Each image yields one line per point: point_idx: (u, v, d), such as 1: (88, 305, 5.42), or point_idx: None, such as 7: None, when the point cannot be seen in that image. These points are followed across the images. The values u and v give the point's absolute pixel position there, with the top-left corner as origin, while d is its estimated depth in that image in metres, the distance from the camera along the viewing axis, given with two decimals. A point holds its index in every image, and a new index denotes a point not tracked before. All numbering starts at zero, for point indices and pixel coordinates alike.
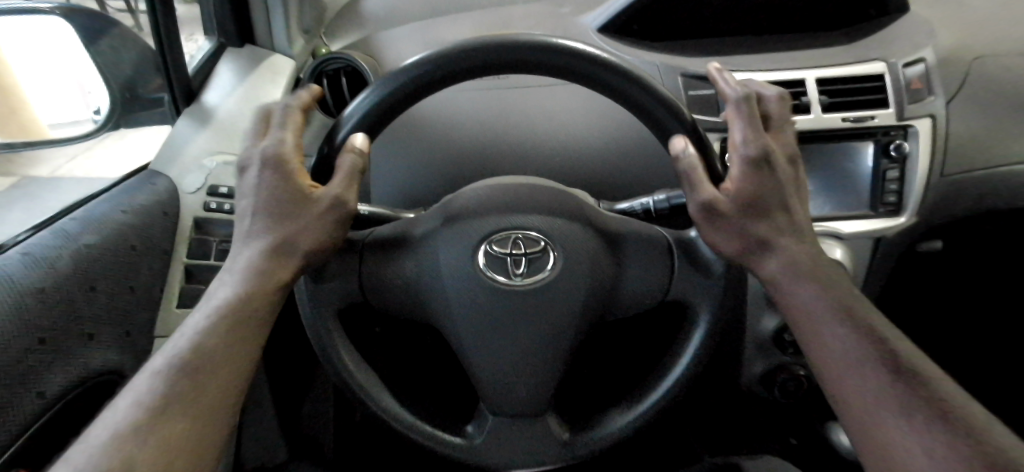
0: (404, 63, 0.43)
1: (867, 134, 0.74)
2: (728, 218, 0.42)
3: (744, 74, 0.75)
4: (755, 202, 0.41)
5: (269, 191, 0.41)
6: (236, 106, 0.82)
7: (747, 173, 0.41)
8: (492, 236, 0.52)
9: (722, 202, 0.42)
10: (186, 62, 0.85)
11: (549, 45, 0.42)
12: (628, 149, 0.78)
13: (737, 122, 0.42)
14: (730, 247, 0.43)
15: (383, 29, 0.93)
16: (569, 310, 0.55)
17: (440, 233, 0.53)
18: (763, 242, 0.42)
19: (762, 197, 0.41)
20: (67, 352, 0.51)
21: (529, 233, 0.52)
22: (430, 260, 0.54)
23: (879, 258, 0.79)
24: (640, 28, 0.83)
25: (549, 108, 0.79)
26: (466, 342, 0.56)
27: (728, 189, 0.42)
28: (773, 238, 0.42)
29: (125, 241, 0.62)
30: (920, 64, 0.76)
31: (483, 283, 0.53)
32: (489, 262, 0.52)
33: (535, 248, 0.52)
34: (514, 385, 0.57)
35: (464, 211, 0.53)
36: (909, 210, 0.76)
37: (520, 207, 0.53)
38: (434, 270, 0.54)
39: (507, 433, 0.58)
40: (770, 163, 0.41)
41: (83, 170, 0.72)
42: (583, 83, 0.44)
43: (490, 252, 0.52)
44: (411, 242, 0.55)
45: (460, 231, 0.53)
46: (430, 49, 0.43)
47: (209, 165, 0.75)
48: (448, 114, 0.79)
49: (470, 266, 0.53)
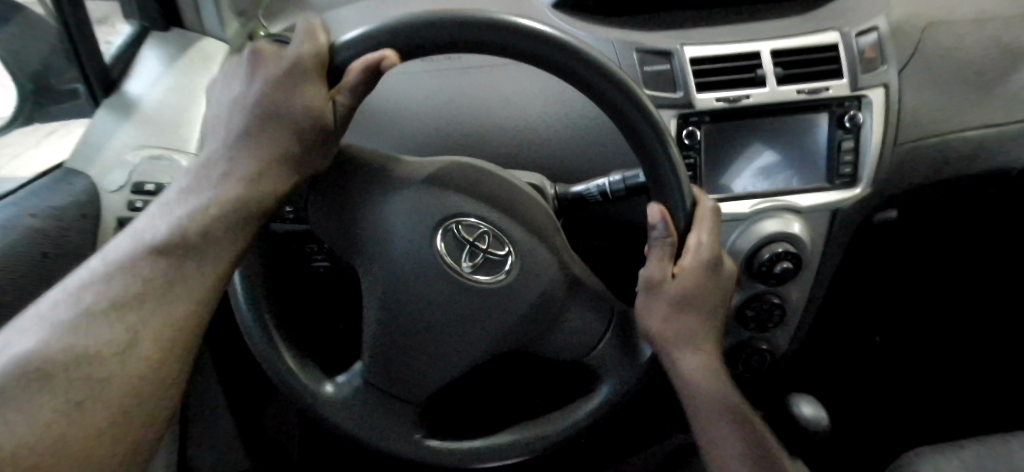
0: (359, 32, 0.39)
1: (822, 106, 0.73)
2: (662, 293, 0.48)
3: (700, 48, 0.73)
4: (686, 296, 0.48)
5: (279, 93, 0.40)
6: (161, 96, 0.76)
7: (697, 269, 0.47)
8: (460, 224, 0.49)
9: (670, 283, 0.47)
10: (102, 51, 0.79)
11: (503, 23, 0.39)
12: (583, 130, 0.75)
13: (704, 221, 0.47)
14: (653, 316, 0.49)
15: (325, 9, 0.87)
16: (522, 304, 0.52)
17: (415, 191, 0.49)
18: (683, 335, 0.50)
19: (696, 294, 0.48)
20: None
21: (497, 230, 0.49)
22: (392, 213, 0.49)
23: (835, 231, 0.78)
24: (596, 2, 0.80)
25: (502, 88, 0.75)
26: (410, 338, 0.53)
27: (679, 274, 0.47)
28: (693, 329, 0.50)
29: (37, 247, 0.58)
30: (873, 33, 0.75)
31: (442, 270, 0.49)
32: (450, 252, 0.49)
33: (498, 247, 0.50)
34: (430, 376, 0.55)
35: (446, 178, 0.49)
36: (865, 181, 0.76)
37: (483, 194, 0.50)
38: (391, 227, 0.49)
39: (383, 418, 0.55)
40: (713, 269, 0.48)
41: (24, 170, 0.69)
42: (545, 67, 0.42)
43: (451, 240, 0.49)
44: (390, 182, 0.49)
45: (431, 199, 0.49)
46: (381, 20, 0.39)
47: (134, 161, 0.69)
48: (422, 93, 0.75)
49: (429, 254, 0.49)
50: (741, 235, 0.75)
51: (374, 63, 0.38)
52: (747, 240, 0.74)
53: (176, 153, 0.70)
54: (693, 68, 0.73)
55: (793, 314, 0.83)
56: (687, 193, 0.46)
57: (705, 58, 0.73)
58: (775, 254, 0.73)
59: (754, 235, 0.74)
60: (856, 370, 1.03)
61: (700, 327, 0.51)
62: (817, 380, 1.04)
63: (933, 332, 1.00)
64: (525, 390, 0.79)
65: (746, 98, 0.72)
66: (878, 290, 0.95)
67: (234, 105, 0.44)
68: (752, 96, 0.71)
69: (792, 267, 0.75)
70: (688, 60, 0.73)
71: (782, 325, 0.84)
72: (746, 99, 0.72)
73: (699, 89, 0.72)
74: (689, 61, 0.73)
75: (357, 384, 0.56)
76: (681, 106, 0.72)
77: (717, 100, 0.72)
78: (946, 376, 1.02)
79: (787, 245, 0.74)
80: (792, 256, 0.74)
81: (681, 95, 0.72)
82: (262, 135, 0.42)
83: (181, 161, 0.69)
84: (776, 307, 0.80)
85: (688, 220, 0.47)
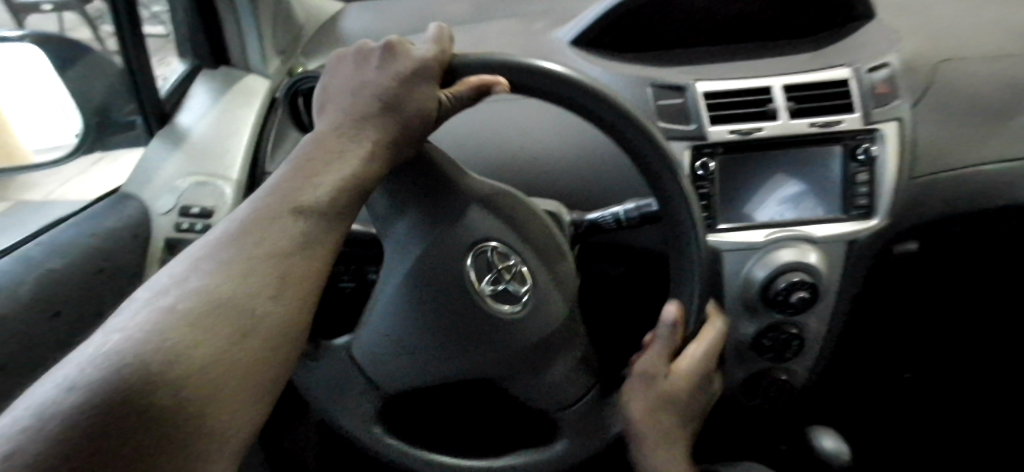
0: (452, 61, 0.43)
1: (836, 139, 0.75)
2: (653, 388, 0.50)
3: (712, 83, 0.76)
4: (673, 397, 0.50)
5: (400, 94, 0.41)
6: (209, 128, 0.83)
7: (690, 374, 0.50)
8: (494, 258, 0.51)
9: (664, 380, 0.50)
10: (158, 86, 0.86)
11: (532, 67, 0.42)
12: (600, 160, 0.78)
13: (705, 336, 0.51)
14: (638, 407, 0.51)
15: None
16: (532, 327, 0.55)
17: (465, 214, 0.50)
18: (661, 433, 0.52)
19: (679, 399, 0.51)
20: (30, 379, 0.52)
21: (525, 269, 0.53)
22: (440, 235, 0.50)
23: (852, 263, 0.78)
24: (612, 40, 0.84)
25: (525, 120, 0.79)
26: (431, 358, 0.55)
27: (673, 373, 0.50)
28: (669, 430, 0.52)
29: (92, 263, 0.62)
30: (885, 69, 0.77)
31: (463, 295, 0.52)
32: (478, 276, 0.52)
33: (519, 275, 0.53)
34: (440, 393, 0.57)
35: (493, 201, 0.52)
36: (880, 213, 0.77)
37: (513, 224, 0.53)
38: (436, 247, 0.50)
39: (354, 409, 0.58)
40: (703, 381, 0.51)
41: (75, 193, 0.74)
42: (583, 116, 0.45)
43: (478, 267, 0.51)
44: (444, 198, 0.50)
45: (478, 224, 0.51)
46: (461, 57, 0.42)
47: (181, 187, 0.75)
48: (469, 127, 0.79)
49: (458, 277, 0.51)
50: (755, 263, 0.76)
51: (488, 85, 0.41)
52: (763, 268, 0.75)
53: (219, 180, 0.76)
54: (706, 101, 0.76)
55: (812, 346, 0.83)
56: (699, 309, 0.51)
57: (717, 93, 0.76)
58: (791, 283, 0.74)
59: (771, 263, 0.75)
60: (878, 405, 1.01)
61: (676, 428, 0.53)
62: (837, 412, 1.03)
63: (961, 367, 0.98)
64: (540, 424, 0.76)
65: (759, 131, 0.74)
66: (903, 323, 0.94)
67: (355, 86, 0.42)
68: (764, 128, 0.74)
69: (808, 297, 0.76)
70: (701, 94, 0.76)
71: (800, 356, 0.84)
72: (758, 132, 0.74)
73: (712, 122, 0.75)
74: (702, 95, 0.76)
75: (346, 360, 0.57)
76: (694, 138, 0.75)
77: (729, 132, 0.74)
78: (951, 428, 1.02)
79: (804, 275, 0.75)
80: (808, 286, 0.75)
81: (694, 127, 0.75)
82: (364, 123, 0.40)
83: (224, 187, 0.75)
84: (793, 337, 0.80)
85: (693, 330, 0.51)
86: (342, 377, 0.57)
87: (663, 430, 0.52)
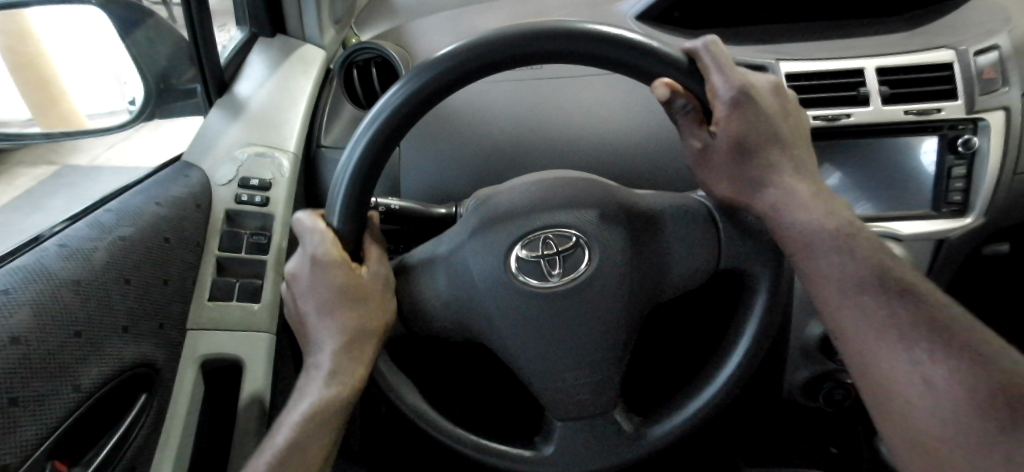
0: (437, 54, 0.40)
1: (933, 127, 0.69)
2: (716, 159, 0.45)
3: (799, 63, 0.70)
4: (742, 143, 0.44)
5: (331, 287, 0.45)
6: (266, 97, 0.81)
7: (731, 117, 0.43)
8: (521, 239, 0.48)
9: (714, 146, 0.45)
10: (219, 53, 0.85)
11: (585, 31, 0.41)
12: (668, 143, 0.75)
13: (709, 66, 0.42)
14: (721, 188, 0.46)
15: (414, 20, 0.90)
16: (608, 316, 0.50)
17: (470, 245, 0.50)
18: (757, 182, 0.45)
19: (750, 138, 0.43)
20: (102, 345, 0.52)
21: (559, 228, 0.48)
22: (463, 276, 0.50)
23: (939, 263, 0.73)
24: (682, 15, 0.78)
25: (585, 98, 0.76)
26: (508, 356, 0.53)
27: (716, 133, 0.44)
28: (766, 177, 0.45)
29: (158, 232, 0.62)
30: (993, 52, 0.70)
31: (514, 286, 0.49)
32: (521, 266, 0.48)
33: (567, 245, 0.48)
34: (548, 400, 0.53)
35: (493, 219, 0.49)
36: (977, 210, 0.71)
37: (551, 203, 0.49)
38: (469, 285, 0.50)
39: (573, 442, 0.54)
40: (751, 100, 0.42)
41: (120, 159, 0.76)
42: (635, 74, 0.43)
43: (521, 256, 0.48)
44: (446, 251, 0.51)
45: (491, 241, 0.49)
46: (462, 39, 0.40)
47: (240, 157, 0.74)
48: (503, 104, 0.76)
49: (502, 271, 0.49)
50: None
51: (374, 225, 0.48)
52: None
53: (277, 151, 0.76)
54: (790, 84, 0.70)
55: None
56: (669, 51, 0.42)
57: (802, 74, 0.70)
58: None
59: None
60: None
61: (772, 163, 0.44)
62: None
63: None
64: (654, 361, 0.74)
65: (847, 117, 0.69)
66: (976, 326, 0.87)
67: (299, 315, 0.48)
68: (853, 114, 0.68)
69: None
70: (784, 75, 0.70)
71: None
72: (846, 118, 0.69)
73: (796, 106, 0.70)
74: (786, 76, 0.70)
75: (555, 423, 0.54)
76: None
77: (814, 118, 0.69)
78: None
79: None
80: None
81: None
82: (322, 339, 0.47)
83: (283, 160, 0.75)
84: None
85: (695, 78, 0.43)
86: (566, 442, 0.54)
87: (752, 183, 0.45)
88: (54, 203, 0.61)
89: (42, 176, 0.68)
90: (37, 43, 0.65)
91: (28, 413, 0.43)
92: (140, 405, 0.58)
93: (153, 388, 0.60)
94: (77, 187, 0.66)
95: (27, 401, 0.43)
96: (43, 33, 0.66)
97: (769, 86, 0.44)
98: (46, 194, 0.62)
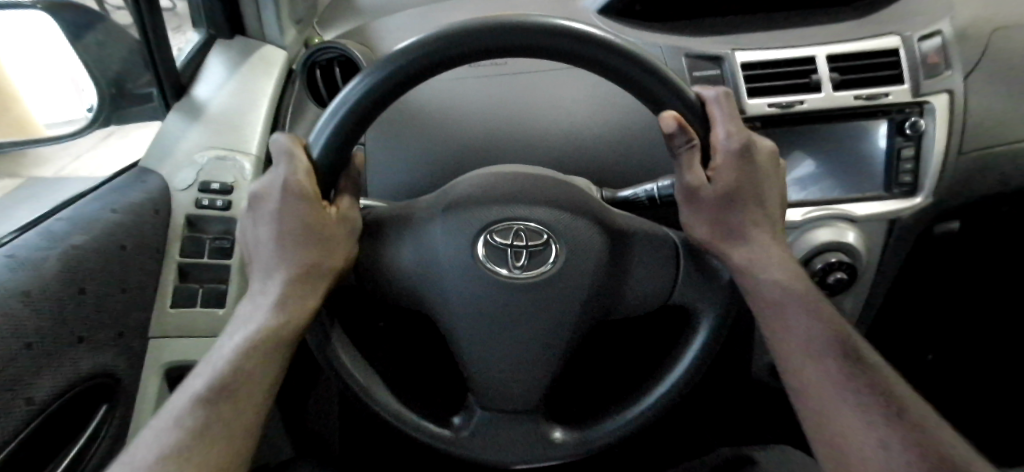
0: (395, 48, 0.41)
1: (881, 112, 0.71)
2: (705, 201, 0.46)
3: (752, 53, 0.72)
4: (732, 191, 0.45)
5: (299, 226, 0.45)
6: (226, 100, 0.80)
7: (730, 166, 0.45)
8: (491, 227, 0.48)
9: (708, 191, 0.45)
10: (175, 57, 0.84)
11: (552, 27, 0.41)
12: (629, 136, 0.76)
13: (717, 115, 0.45)
14: (700, 229, 0.47)
15: (377, 19, 0.89)
16: (569, 305, 0.50)
17: (440, 220, 0.50)
18: (734, 230, 0.46)
19: (740, 189, 0.46)
20: (57, 356, 0.51)
21: (534, 225, 0.48)
22: (430, 249, 0.51)
23: (893, 241, 0.76)
24: (643, 9, 0.79)
25: (546, 92, 0.77)
26: (465, 345, 0.53)
27: (713, 178, 0.45)
28: (745, 228, 0.46)
29: (114, 240, 0.61)
30: (937, 37, 0.72)
31: (484, 276, 0.49)
32: (489, 253, 0.49)
33: (538, 240, 0.48)
34: (506, 385, 0.53)
35: (467, 198, 0.50)
36: (924, 191, 0.73)
37: (522, 196, 0.49)
38: (434, 260, 0.51)
39: (501, 429, 0.54)
40: (749, 157, 0.45)
41: (86, 169, 0.74)
42: (613, 77, 0.43)
43: (491, 243, 0.48)
44: (415, 223, 0.51)
45: (461, 220, 0.49)
46: (424, 33, 0.41)
47: (200, 161, 0.73)
48: (465, 100, 0.76)
49: (469, 257, 0.49)
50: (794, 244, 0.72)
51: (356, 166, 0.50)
52: (801, 249, 0.72)
53: (239, 154, 0.74)
54: (746, 73, 0.72)
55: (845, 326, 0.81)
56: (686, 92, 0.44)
57: (757, 63, 0.72)
58: (829, 264, 0.72)
59: (808, 243, 0.71)
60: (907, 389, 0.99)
61: (753, 217, 0.46)
62: None
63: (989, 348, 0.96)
64: (607, 353, 0.69)
65: (801, 104, 0.70)
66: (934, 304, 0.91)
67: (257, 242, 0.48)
68: (807, 101, 0.70)
69: (846, 277, 0.74)
70: (739, 65, 0.72)
71: None
72: (800, 105, 0.70)
73: (750, 94, 0.71)
74: (741, 66, 0.72)
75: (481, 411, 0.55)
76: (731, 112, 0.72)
77: (769, 106, 0.70)
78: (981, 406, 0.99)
79: (842, 255, 0.72)
80: (846, 267, 0.73)
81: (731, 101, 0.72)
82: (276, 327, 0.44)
83: (245, 162, 0.74)
84: None
85: (701, 122, 0.45)
86: (502, 433, 0.54)
87: (732, 229, 0.46)
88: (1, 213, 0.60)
89: (12, 189, 0.66)
90: None
91: None
92: (101, 415, 0.57)
93: (114, 398, 0.59)
94: (28, 197, 0.64)
95: None
96: None
97: (768, 154, 0.47)
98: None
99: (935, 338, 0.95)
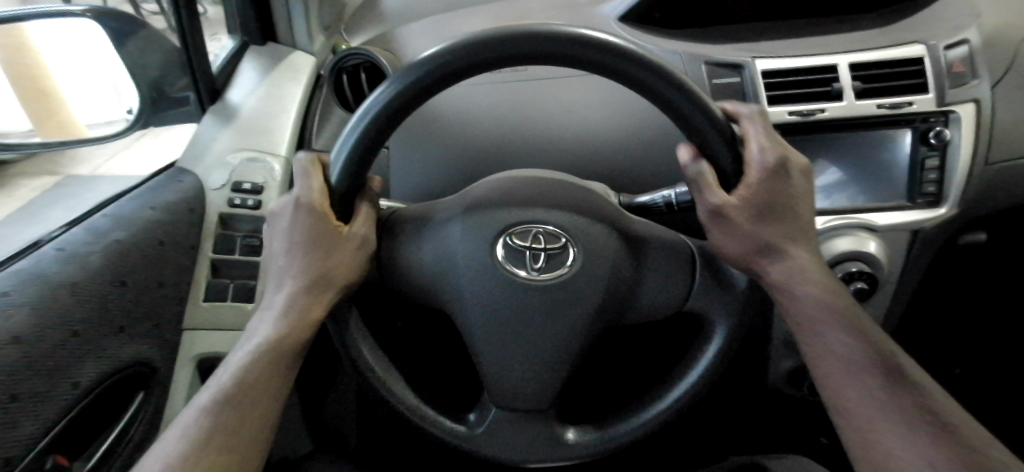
0: (423, 55, 0.43)
1: (904, 121, 0.71)
2: (734, 218, 0.45)
3: (773, 60, 0.72)
4: (761, 209, 0.45)
5: (319, 228, 0.47)
6: (257, 104, 0.84)
7: (759, 181, 0.45)
8: (510, 229, 0.50)
9: (734, 206, 0.45)
10: (210, 61, 0.88)
11: (576, 35, 0.42)
12: (646, 141, 0.77)
13: (751, 132, 0.46)
14: (732, 248, 0.47)
15: (401, 25, 0.92)
16: (583, 307, 0.51)
17: (459, 222, 0.52)
18: (763, 249, 0.46)
19: (770, 203, 0.45)
20: (100, 344, 0.54)
21: (551, 229, 0.50)
22: (448, 249, 0.53)
23: (915, 250, 0.75)
24: (662, 16, 0.80)
25: (565, 98, 0.78)
26: (479, 345, 0.54)
27: (739, 195, 0.45)
28: (774, 248, 0.46)
29: (152, 236, 0.64)
30: (963, 46, 0.71)
31: (502, 276, 0.51)
32: (507, 255, 0.50)
33: (555, 244, 0.50)
34: (518, 386, 0.54)
35: (486, 201, 0.52)
36: (950, 201, 0.72)
37: (540, 201, 0.51)
38: (451, 260, 0.52)
39: (513, 429, 0.56)
40: (781, 173, 0.45)
41: (119, 168, 0.77)
42: (630, 84, 0.44)
43: (509, 245, 0.50)
44: (435, 225, 0.54)
45: (479, 221, 0.51)
46: (450, 40, 0.42)
47: (233, 163, 0.76)
48: (486, 105, 0.78)
49: (488, 258, 0.51)
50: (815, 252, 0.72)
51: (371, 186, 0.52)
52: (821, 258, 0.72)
53: (269, 156, 0.78)
54: (766, 81, 0.72)
55: None
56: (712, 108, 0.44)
57: (777, 71, 0.72)
58: (849, 273, 0.71)
59: (827, 252, 0.71)
60: None
61: (779, 237, 0.46)
62: None
63: None
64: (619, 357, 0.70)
65: (821, 111, 0.70)
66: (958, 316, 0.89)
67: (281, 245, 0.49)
68: (827, 109, 0.70)
69: (866, 286, 0.73)
70: (759, 72, 0.72)
71: None
72: (821, 113, 0.70)
73: (771, 102, 0.72)
74: (761, 73, 0.72)
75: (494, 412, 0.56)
76: None
77: (789, 114, 0.71)
78: None
79: (862, 265, 0.72)
80: (866, 277, 0.73)
81: None
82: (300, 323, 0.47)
83: (273, 164, 0.77)
84: None
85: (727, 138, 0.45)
86: (516, 433, 0.56)
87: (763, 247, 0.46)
88: (49, 208, 0.64)
89: (45, 187, 0.70)
90: (36, 56, 0.68)
91: (30, 407, 0.46)
92: (138, 403, 0.60)
93: (150, 386, 0.62)
94: (74, 194, 0.68)
95: (28, 398, 0.45)
96: (44, 46, 0.69)
97: (804, 168, 0.47)
98: (45, 200, 0.65)
99: (959, 349, 0.93)
